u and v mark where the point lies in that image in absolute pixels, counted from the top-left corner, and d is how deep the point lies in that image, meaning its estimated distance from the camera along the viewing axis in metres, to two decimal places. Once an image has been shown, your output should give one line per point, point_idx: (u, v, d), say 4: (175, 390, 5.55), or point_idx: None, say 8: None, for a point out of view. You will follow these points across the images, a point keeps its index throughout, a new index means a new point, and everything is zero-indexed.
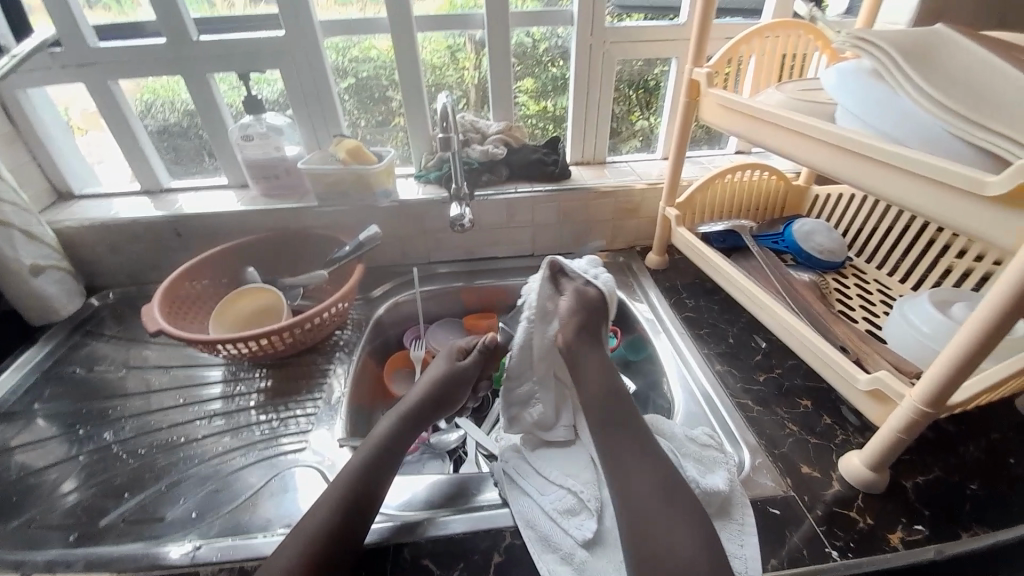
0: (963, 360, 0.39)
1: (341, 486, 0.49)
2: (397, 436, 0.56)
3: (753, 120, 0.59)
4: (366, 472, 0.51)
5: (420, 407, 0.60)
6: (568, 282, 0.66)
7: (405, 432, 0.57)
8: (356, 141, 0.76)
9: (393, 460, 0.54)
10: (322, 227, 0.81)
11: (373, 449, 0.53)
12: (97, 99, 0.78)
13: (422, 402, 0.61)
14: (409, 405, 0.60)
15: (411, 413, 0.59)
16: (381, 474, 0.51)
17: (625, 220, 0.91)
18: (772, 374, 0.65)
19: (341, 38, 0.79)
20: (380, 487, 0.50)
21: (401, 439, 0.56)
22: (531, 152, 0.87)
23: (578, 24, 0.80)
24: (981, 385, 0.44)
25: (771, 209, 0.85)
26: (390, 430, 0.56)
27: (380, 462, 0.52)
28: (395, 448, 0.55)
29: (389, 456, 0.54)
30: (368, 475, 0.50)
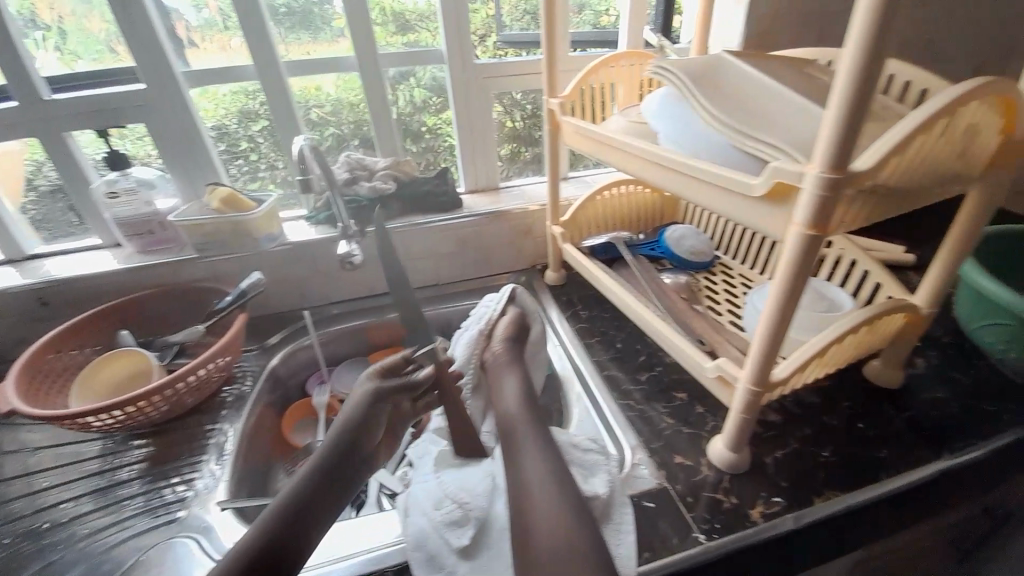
0: (772, 334, 0.43)
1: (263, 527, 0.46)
2: (319, 492, 0.51)
3: (601, 144, 0.64)
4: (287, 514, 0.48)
5: (339, 459, 0.55)
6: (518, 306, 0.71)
7: (326, 488, 0.52)
8: (230, 189, 0.75)
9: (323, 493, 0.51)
10: (207, 279, 0.79)
11: (285, 510, 0.48)
12: None
13: (340, 451, 0.56)
14: (322, 458, 0.55)
15: (331, 467, 0.54)
16: (298, 535, 0.47)
17: (521, 241, 0.94)
18: (653, 373, 0.70)
19: (210, 88, 0.79)
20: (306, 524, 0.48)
21: (326, 495, 0.52)
22: (421, 184, 0.88)
23: (448, 62, 0.85)
24: (798, 359, 0.49)
25: (650, 219, 0.92)
26: (308, 487, 0.51)
27: (296, 520, 0.48)
28: (316, 506, 0.50)
29: (308, 514, 0.49)
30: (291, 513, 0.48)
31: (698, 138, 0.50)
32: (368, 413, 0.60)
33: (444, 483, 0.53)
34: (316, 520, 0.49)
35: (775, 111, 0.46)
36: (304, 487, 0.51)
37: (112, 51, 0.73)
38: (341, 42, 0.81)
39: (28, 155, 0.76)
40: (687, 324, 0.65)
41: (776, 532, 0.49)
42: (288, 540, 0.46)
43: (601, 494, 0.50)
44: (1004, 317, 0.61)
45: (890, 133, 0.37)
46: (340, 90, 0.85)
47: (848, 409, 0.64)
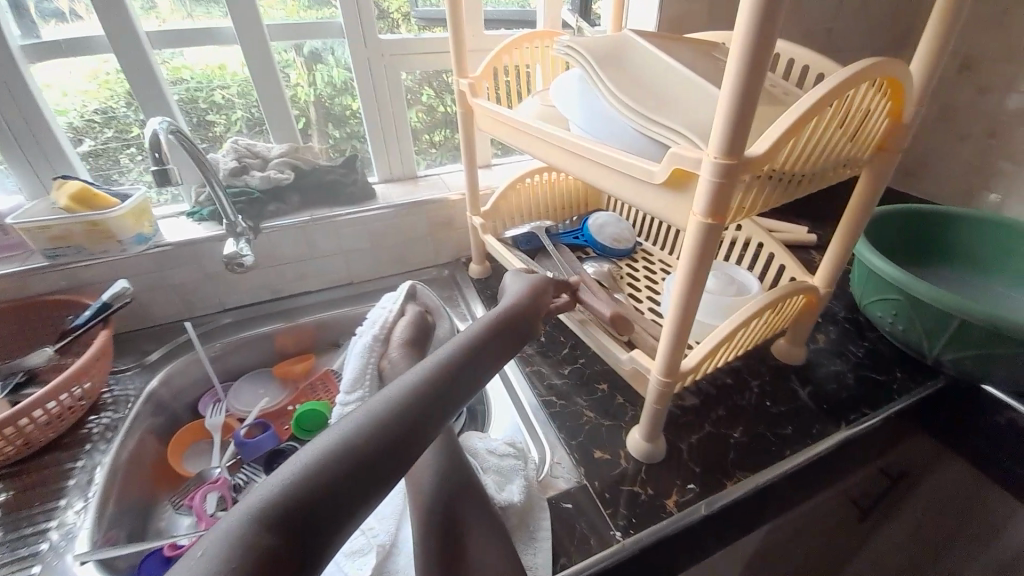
0: (680, 325, 0.42)
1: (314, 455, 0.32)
2: (428, 400, 0.38)
3: (513, 129, 0.60)
4: (359, 458, 0.33)
5: (449, 372, 0.41)
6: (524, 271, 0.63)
7: (434, 406, 0.38)
8: (82, 183, 0.63)
9: (410, 432, 0.36)
10: (64, 290, 0.67)
11: (385, 424, 0.35)
12: None
13: (486, 345, 0.47)
14: (435, 367, 0.41)
15: (442, 380, 0.40)
16: (358, 490, 0.32)
17: (442, 233, 0.89)
18: (576, 365, 0.68)
19: (54, 62, 0.66)
20: (383, 466, 0.33)
21: (415, 435, 0.36)
22: (325, 173, 0.80)
23: (349, 36, 0.76)
24: (706, 346, 0.49)
25: (575, 207, 0.91)
26: (414, 399, 0.37)
27: (368, 465, 0.33)
28: (426, 416, 0.37)
29: (373, 472, 0.33)
30: (368, 447, 0.33)
31: (608, 124, 0.47)
32: (489, 343, 0.47)
33: None
34: (434, 421, 0.38)
35: (680, 94, 0.44)
36: (387, 414, 0.36)
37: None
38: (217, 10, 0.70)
39: None
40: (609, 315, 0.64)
41: (692, 520, 0.49)
42: (322, 523, 0.30)
43: (517, 501, 0.48)
44: (888, 292, 0.65)
45: (787, 113, 0.36)
46: (225, 67, 0.74)
47: (757, 388, 0.66)
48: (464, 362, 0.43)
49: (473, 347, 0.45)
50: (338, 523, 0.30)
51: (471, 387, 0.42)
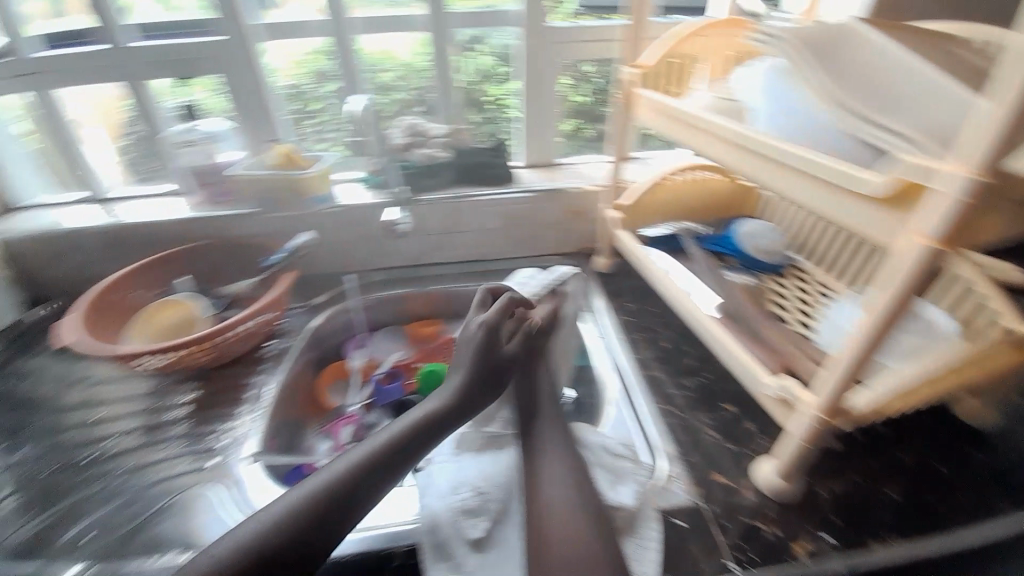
0: (865, 356, 0.37)
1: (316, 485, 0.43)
2: (402, 443, 0.48)
3: (678, 123, 0.58)
4: (342, 490, 0.43)
5: (423, 423, 0.51)
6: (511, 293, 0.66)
7: (422, 431, 0.50)
8: (291, 146, 0.78)
9: (389, 473, 0.45)
10: (261, 234, 0.81)
11: (364, 462, 0.45)
12: (38, 110, 0.78)
13: (467, 381, 0.56)
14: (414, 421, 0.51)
15: (413, 431, 0.49)
16: (367, 488, 0.44)
17: (571, 223, 0.89)
18: (700, 379, 0.63)
19: (280, 42, 0.79)
20: (365, 497, 0.43)
21: (385, 473, 0.45)
22: (476, 155, 0.86)
23: (522, 27, 0.82)
24: (895, 381, 0.40)
25: (722, 210, 0.85)
26: (387, 445, 0.47)
27: (374, 470, 0.45)
28: (416, 439, 0.49)
29: (377, 477, 0.44)
30: (356, 480, 0.44)
31: (807, 129, 0.45)
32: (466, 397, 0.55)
33: (463, 471, 0.51)
34: (426, 441, 0.49)
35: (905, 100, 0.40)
36: (367, 456, 0.45)
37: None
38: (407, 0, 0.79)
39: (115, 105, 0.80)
40: (757, 333, 0.58)
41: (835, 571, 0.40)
42: (343, 512, 0.42)
43: (627, 505, 0.48)
44: None
45: None
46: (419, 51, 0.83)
47: (926, 447, 0.55)
48: (437, 415, 0.52)
49: (439, 408, 0.53)
50: (353, 513, 0.42)
51: (436, 436, 0.51)
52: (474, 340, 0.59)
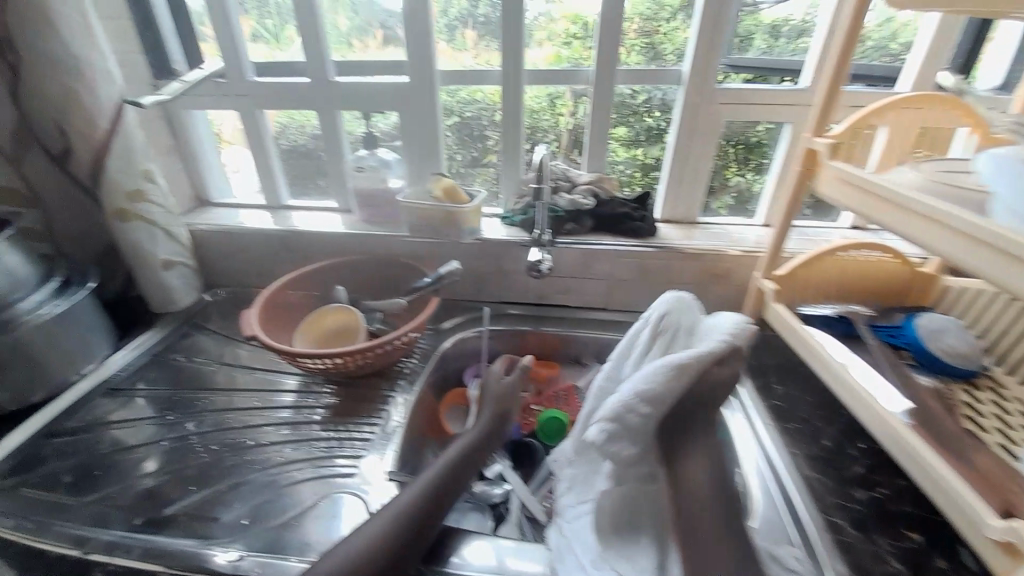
0: None
1: (385, 521, 0.49)
2: (445, 483, 0.54)
3: (883, 203, 0.52)
4: (407, 525, 0.49)
5: (458, 462, 0.57)
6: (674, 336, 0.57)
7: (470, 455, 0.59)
8: (452, 182, 0.82)
9: (438, 510, 0.52)
10: (408, 256, 0.86)
11: (418, 502, 0.51)
12: (247, 126, 0.90)
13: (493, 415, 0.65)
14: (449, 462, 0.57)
15: (451, 471, 0.56)
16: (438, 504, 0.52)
17: (710, 285, 0.84)
18: (874, 494, 0.56)
19: (454, 85, 0.85)
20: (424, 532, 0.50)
21: (435, 510, 0.52)
22: (619, 206, 0.86)
23: (688, 84, 0.79)
24: None
25: (889, 296, 0.77)
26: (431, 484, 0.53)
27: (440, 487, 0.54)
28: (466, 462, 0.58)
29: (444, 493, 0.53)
30: (413, 516, 0.50)
31: None
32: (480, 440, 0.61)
33: (606, 550, 0.47)
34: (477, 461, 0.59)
35: None
36: (419, 496, 0.52)
37: (348, 42, 0.85)
38: (542, 52, 0.83)
39: (276, 118, 0.91)
40: (959, 455, 0.50)
41: None
42: (423, 527, 0.50)
43: None
44: None
45: None
46: (562, 96, 0.86)
47: None
48: (461, 455, 0.58)
49: (459, 449, 0.59)
50: (432, 520, 0.51)
51: (467, 474, 0.57)
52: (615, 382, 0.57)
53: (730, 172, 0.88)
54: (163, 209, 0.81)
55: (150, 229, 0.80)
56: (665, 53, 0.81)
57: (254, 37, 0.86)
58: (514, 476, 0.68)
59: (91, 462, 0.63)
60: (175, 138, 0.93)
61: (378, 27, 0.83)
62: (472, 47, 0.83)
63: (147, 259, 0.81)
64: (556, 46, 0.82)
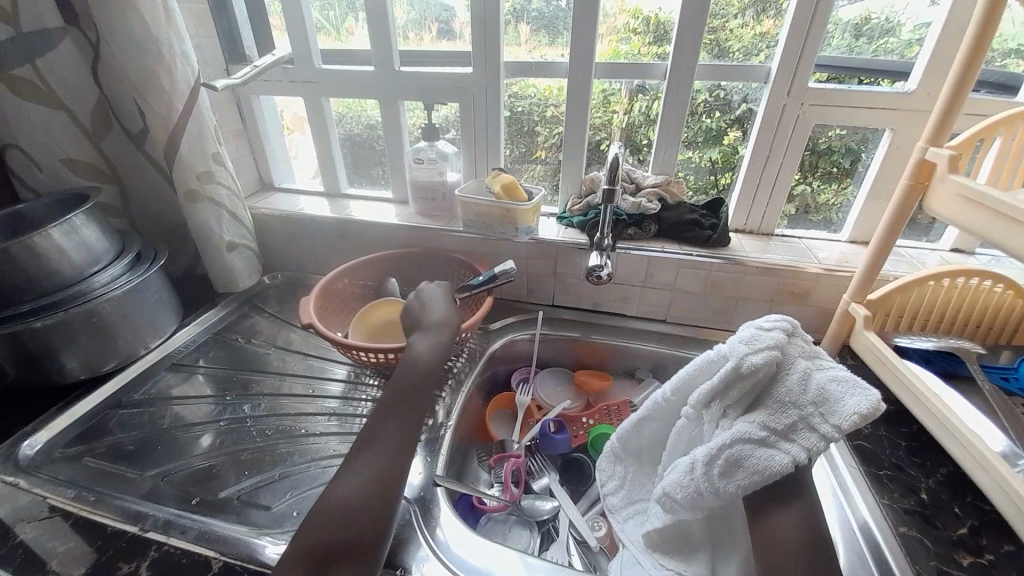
0: None
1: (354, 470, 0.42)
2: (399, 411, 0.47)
3: (1015, 226, 0.45)
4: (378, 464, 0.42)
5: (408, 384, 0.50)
6: (766, 381, 0.40)
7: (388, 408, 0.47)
8: (512, 177, 0.79)
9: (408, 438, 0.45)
10: (462, 252, 0.84)
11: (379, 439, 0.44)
12: (310, 113, 0.91)
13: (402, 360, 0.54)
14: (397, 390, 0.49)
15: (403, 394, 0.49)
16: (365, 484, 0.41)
17: (785, 304, 0.77)
18: (984, 563, 0.49)
19: (518, 78, 0.82)
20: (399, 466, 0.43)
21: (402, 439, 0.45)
22: (687, 212, 0.80)
23: (773, 83, 0.72)
24: None
25: (1000, 330, 0.67)
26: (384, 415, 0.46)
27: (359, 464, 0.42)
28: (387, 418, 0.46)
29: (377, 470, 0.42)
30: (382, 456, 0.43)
31: None
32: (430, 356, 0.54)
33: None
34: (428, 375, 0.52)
35: None
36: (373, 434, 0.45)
37: (404, 35, 0.83)
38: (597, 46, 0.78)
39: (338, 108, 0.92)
40: None
41: None
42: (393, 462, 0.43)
43: None
44: None
45: None
46: (616, 93, 0.82)
47: None
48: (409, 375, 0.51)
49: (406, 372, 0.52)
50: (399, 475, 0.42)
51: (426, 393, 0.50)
52: (683, 423, 0.45)
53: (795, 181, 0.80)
54: (230, 191, 0.83)
55: (216, 211, 0.82)
56: (731, 50, 0.75)
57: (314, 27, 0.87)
58: (563, 493, 0.65)
59: (153, 434, 0.65)
60: (244, 123, 0.95)
61: (433, 20, 0.81)
62: (526, 40, 0.80)
63: (211, 240, 0.83)
64: (614, 41, 0.78)
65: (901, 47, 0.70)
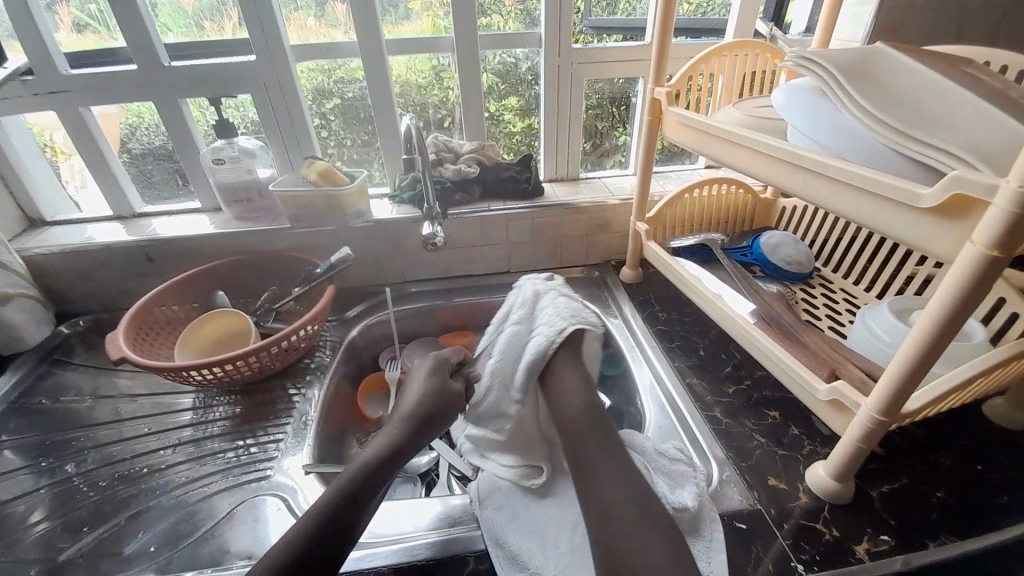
0: (933, 340, 0.38)
1: (313, 515, 0.45)
2: (369, 475, 0.50)
3: (717, 138, 0.61)
4: (327, 522, 0.45)
5: (393, 447, 0.53)
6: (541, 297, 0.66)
7: (403, 443, 0.54)
8: (327, 163, 0.78)
9: (373, 493, 0.49)
10: (296, 249, 0.82)
11: (343, 492, 0.47)
12: (70, 127, 0.78)
13: (429, 401, 0.58)
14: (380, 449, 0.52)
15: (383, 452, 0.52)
16: (349, 516, 0.46)
17: (598, 235, 0.91)
18: (743, 387, 0.67)
19: (312, 62, 0.80)
20: (358, 523, 0.46)
21: (365, 503, 0.48)
22: (503, 170, 0.88)
23: (545, 47, 0.82)
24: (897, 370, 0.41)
25: (741, 222, 0.89)
26: (354, 476, 0.49)
27: (351, 500, 0.47)
28: (396, 454, 0.53)
29: (359, 502, 0.47)
30: (344, 508, 0.46)
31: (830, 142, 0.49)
32: (414, 431, 0.55)
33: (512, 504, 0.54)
34: (406, 450, 0.54)
35: (953, 115, 0.42)
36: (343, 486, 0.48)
37: (200, 26, 0.76)
38: (414, 22, 0.80)
39: (121, 119, 0.81)
40: (795, 338, 0.62)
41: (887, 570, 0.46)
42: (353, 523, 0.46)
43: (690, 506, 0.49)
44: None
45: None
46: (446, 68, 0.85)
47: (962, 447, 0.59)
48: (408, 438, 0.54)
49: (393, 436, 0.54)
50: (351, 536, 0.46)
51: (400, 465, 0.53)
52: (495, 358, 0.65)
53: (618, 134, 0.96)
54: None
55: None
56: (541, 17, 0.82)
57: (76, 26, 0.74)
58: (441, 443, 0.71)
59: None
60: None
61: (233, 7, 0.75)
62: (345, 22, 0.78)
63: None
64: (431, 15, 0.80)
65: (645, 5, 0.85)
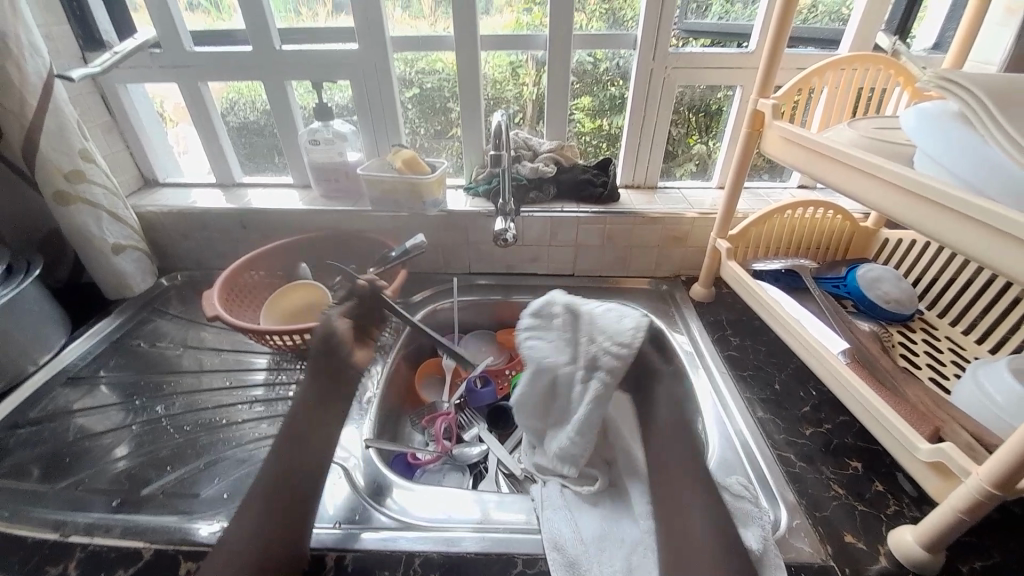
0: None
1: (256, 506, 0.48)
2: (286, 459, 0.53)
3: (822, 158, 0.56)
4: (270, 506, 0.48)
5: (298, 431, 0.57)
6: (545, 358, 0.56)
7: (311, 414, 0.60)
8: (412, 152, 0.81)
9: (308, 474, 0.53)
10: (375, 231, 0.86)
11: (270, 484, 0.50)
12: (187, 99, 0.86)
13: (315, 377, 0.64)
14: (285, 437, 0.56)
15: (292, 437, 0.56)
16: (290, 499, 0.49)
17: (671, 248, 0.88)
18: (821, 430, 0.62)
19: (409, 52, 0.83)
20: (308, 504, 0.50)
21: (296, 481, 0.51)
22: (581, 173, 0.87)
23: (640, 48, 0.80)
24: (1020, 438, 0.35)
25: (834, 249, 0.83)
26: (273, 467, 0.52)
27: (284, 485, 0.50)
28: (316, 419, 0.59)
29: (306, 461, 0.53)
30: (280, 494, 0.50)
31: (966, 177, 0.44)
32: (309, 410, 0.60)
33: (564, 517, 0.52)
34: (314, 426, 0.58)
35: None
36: (268, 476, 0.51)
37: (297, 11, 0.81)
38: (503, 18, 0.82)
39: (224, 94, 0.88)
40: (894, 389, 0.56)
41: None
42: (297, 507, 0.49)
43: (753, 546, 0.46)
44: None
45: None
46: (524, 65, 0.86)
47: None
48: (307, 419, 0.59)
49: (298, 422, 0.58)
50: (300, 507, 0.49)
51: (323, 444, 0.57)
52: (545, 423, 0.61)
53: (692, 140, 0.91)
54: (106, 190, 0.76)
55: (95, 213, 0.76)
56: (625, 19, 0.81)
57: (190, 4, 0.81)
58: (491, 437, 0.72)
59: (56, 449, 0.61)
60: (113, 116, 0.87)
61: None
62: (428, 14, 0.80)
63: (94, 243, 0.77)
64: (517, 12, 0.81)
65: (747, 11, 0.81)
